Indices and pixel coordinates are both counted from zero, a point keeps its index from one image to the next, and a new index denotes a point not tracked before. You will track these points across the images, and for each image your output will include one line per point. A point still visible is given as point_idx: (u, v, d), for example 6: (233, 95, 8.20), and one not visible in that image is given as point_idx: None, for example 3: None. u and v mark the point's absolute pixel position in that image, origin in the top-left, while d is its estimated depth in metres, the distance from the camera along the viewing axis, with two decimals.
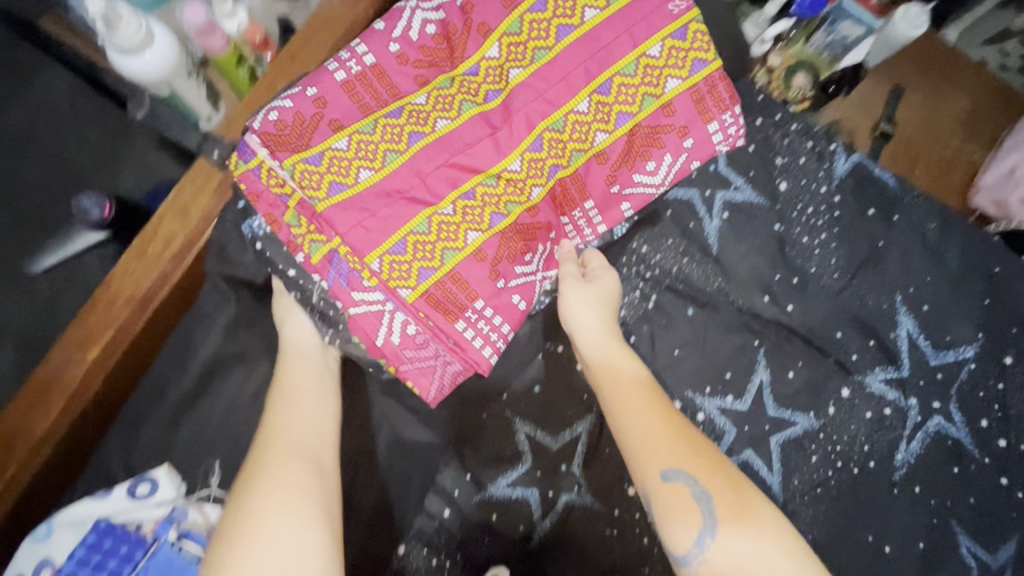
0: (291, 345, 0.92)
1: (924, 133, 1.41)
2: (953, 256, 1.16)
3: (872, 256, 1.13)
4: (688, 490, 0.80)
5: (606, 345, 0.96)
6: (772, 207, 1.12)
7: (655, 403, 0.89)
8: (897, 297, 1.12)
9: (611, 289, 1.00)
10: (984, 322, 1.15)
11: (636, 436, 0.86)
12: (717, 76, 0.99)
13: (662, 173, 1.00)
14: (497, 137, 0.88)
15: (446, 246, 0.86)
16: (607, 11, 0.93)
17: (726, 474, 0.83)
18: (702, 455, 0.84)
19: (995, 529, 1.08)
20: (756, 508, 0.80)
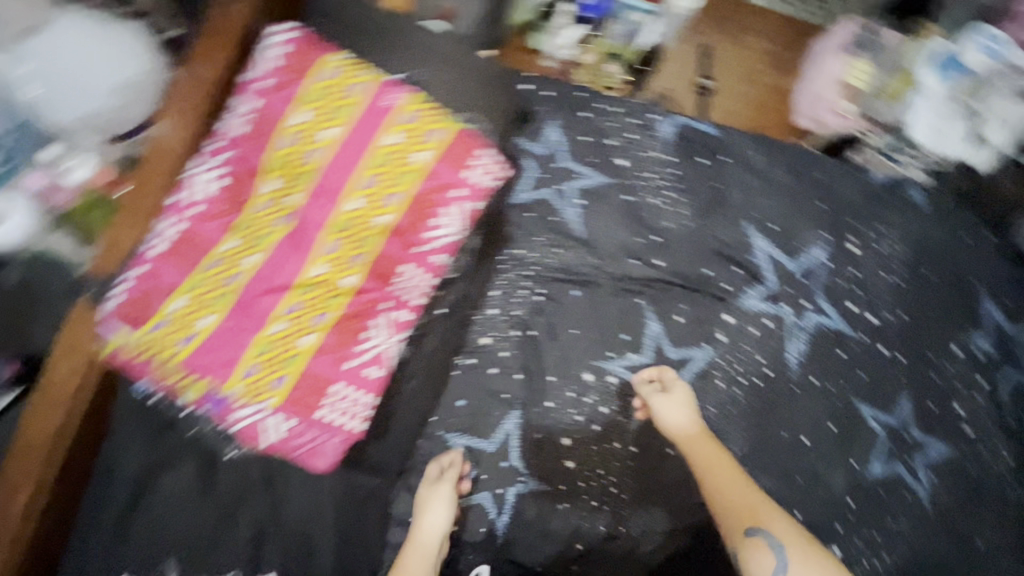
0: (417, 534, 1.01)
1: (736, 79, 1.60)
2: (783, 176, 1.33)
3: (715, 197, 1.29)
4: (765, 542, 0.96)
5: (697, 438, 1.10)
6: (617, 181, 1.26)
7: (735, 475, 1.06)
8: (746, 225, 1.28)
9: (688, 395, 1.15)
10: (825, 222, 1.32)
11: (722, 499, 1.02)
12: (456, 133, 0.95)
13: (456, 221, 0.96)
14: (299, 251, 0.90)
15: (286, 355, 0.89)
16: (353, 113, 0.93)
17: (798, 531, 0.98)
18: (781, 519, 0.99)
19: (886, 391, 1.25)
20: (825, 558, 0.95)
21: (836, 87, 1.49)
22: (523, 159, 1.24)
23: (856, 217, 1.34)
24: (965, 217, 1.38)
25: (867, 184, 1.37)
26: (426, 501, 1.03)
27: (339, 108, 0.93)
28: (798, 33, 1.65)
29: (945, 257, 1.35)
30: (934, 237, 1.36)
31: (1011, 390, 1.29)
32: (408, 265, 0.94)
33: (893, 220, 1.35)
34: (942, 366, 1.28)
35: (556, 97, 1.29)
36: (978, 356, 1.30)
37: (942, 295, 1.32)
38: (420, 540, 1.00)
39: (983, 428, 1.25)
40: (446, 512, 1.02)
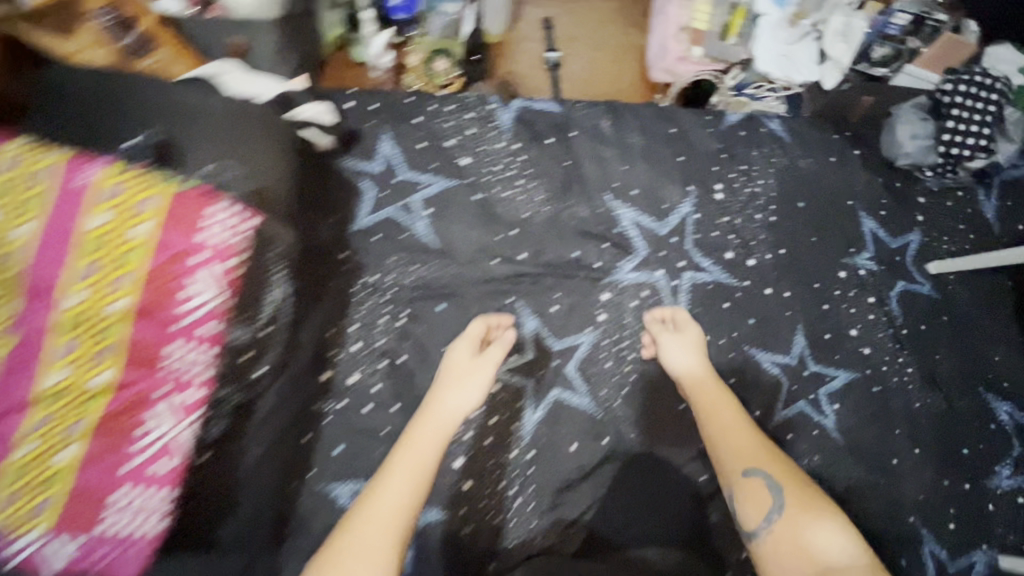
0: (425, 414, 0.95)
1: (585, 48, 1.55)
2: (636, 137, 1.29)
3: (570, 175, 1.24)
4: (763, 485, 0.90)
5: (703, 376, 1.08)
6: (464, 183, 1.21)
7: (741, 418, 1.01)
8: (608, 197, 1.24)
9: (700, 335, 1.13)
10: (688, 175, 1.27)
11: (721, 437, 0.98)
12: (177, 195, 0.83)
13: (211, 285, 0.84)
14: (24, 365, 0.74)
15: (40, 482, 0.73)
16: (52, 195, 0.78)
17: (799, 482, 0.91)
18: (786, 469, 0.92)
19: (779, 333, 1.22)
20: (831, 510, 0.88)
21: (685, 34, 1.46)
22: (361, 180, 1.18)
23: (717, 165, 1.30)
24: (825, 139, 1.37)
25: (724, 127, 1.34)
26: (465, 375, 1.02)
27: (36, 192, 0.78)
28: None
29: (812, 184, 1.34)
30: (798, 167, 1.34)
31: (899, 300, 1.30)
32: (172, 345, 0.81)
33: (755, 158, 1.33)
34: (828, 294, 1.27)
35: (384, 110, 1.23)
36: (861, 275, 1.30)
37: (816, 223, 1.32)
38: (442, 414, 0.96)
39: (879, 345, 1.25)
40: (474, 395, 0.99)
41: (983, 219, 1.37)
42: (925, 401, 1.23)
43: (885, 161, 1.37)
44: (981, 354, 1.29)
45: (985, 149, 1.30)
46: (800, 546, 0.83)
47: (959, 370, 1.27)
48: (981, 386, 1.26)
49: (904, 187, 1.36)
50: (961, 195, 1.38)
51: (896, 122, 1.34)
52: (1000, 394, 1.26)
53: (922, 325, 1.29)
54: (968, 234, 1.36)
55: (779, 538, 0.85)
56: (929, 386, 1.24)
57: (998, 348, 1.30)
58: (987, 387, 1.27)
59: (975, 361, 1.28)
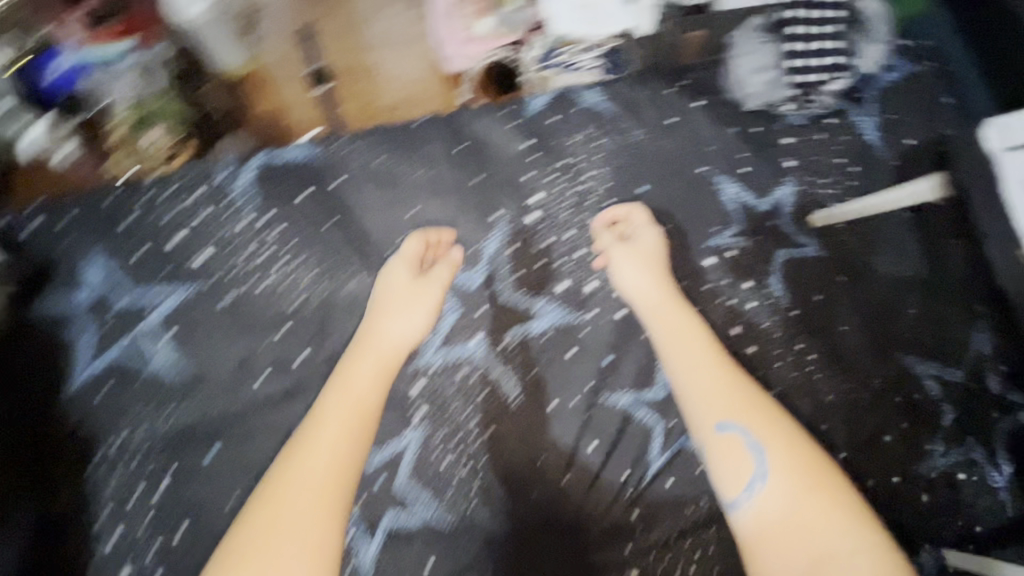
0: (365, 342, 0.89)
1: (356, 52, 1.23)
2: (417, 165, 1.02)
3: (339, 239, 0.97)
4: (744, 443, 0.80)
5: (669, 312, 0.94)
6: (206, 286, 0.94)
7: (712, 355, 0.89)
8: (396, 253, 0.98)
9: (654, 244, 1.00)
10: (490, 199, 1.02)
11: (698, 378, 0.86)
12: None
13: None
14: None
15: None
16: None
17: (783, 428, 0.81)
18: (772, 414, 0.83)
19: (646, 361, 0.99)
20: (819, 462, 0.79)
21: (469, 13, 1.18)
22: (71, 325, 0.92)
23: (526, 173, 1.04)
24: (655, 100, 1.11)
25: (527, 120, 1.07)
26: (397, 306, 0.91)
27: None
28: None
29: (651, 160, 1.08)
30: (630, 143, 1.08)
31: (779, 275, 1.07)
32: None
33: (574, 147, 1.07)
34: (694, 293, 1.04)
35: (81, 219, 0.95)
36: (729, 257, 1.06)
37: (664, 208, 1.07)
38: (377, 355, 0.87)
39: (765, 338, 1.03)
40: (421, 320, 0.91)
41: (865, 143, 1.13)
42: (832, 392, 1.01)
43: (734, 107, 1.10)
44: (891, 310, 1.06)
45: (831, 69, 1.09)
46: (794, 518, 0.74)
47: (868, 339, 1.05)
48: (895, 350, 1.04)
49: (764, 131, 1.11)
50: (836, 121, 1.12)
51: (732, 57, 1.10)
52: (920, 353, 1.04)
53: (814, 295, 1.06)
54: (851, 166, 1.12)
55: (766, 502, 0.76)
56: (834, 370, 1.02)
57: (910, 295, 1.07)
58: (904, 349, 1.05)
59: (885, 321, 1.06)
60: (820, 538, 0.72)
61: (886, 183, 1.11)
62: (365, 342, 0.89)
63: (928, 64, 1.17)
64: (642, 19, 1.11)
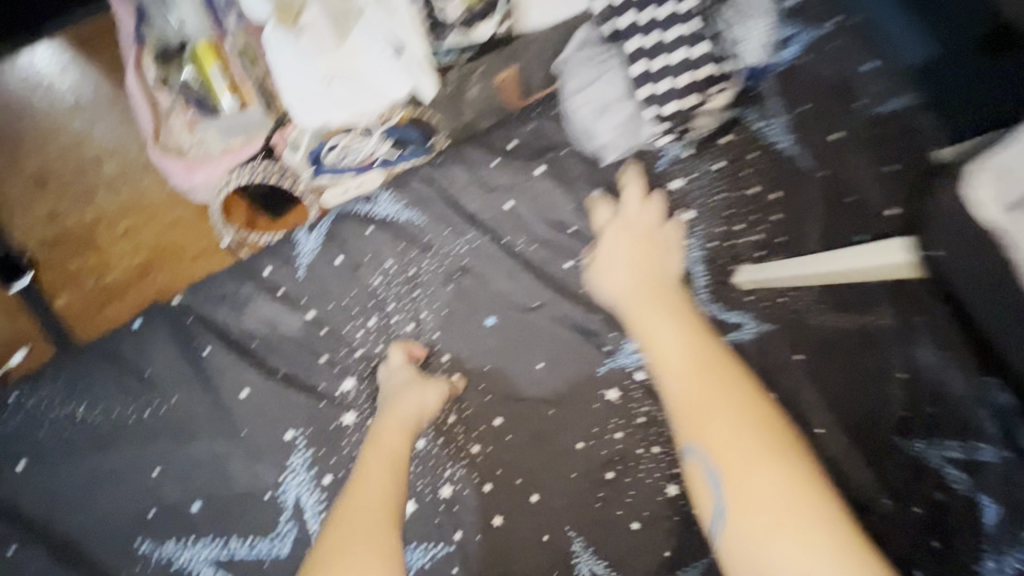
0: (387, 419, 0.66)
1: (70, 218, 0.89)
2: (151, 401, 0.68)
3: (52, 557, 0.63)
4: (702, 476, 0.54)
5: (638, 289, 0.68)
6: None
7: (690, 340, 0.61)
8: (145, 545, 0.65)
9: (638, 233, 0.73)
10: (273, 415, 0.68)
11: (663, 369, 0.60)
12: None
13: None
14: None
15: None
16: None
17: (758, 447, 0.53)
18: (746, 421, 0.54)
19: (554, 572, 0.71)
20: (805, 491, 0.51)
21: (178, 125, 0.81)
22: None
23: (319, 356, 0.71)
24: (480, 187, 0.78)
25: (304, 273, 0.73)
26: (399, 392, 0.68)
27: None
28: (117, 74, 0.95)
29: (495, 277, 0.76)
30: (461, 262, 0.76)
31: None
32: None
33: (382, 294, 0.74)
34: (603, 449, 0.74)
35: None
36: (641, 381, 0.74)
37: (531, 341, 0.75)
38: (403, 422, 0.66)
39: None
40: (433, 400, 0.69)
41: (778, 155, 0.81)
42: None
43: (588, 165, 0.79)
44: (872, 382, 0.76)
45: (707, 81, 0.74)
46: None
47: (851, 433, 0.75)
48: (892, 435, 0.75)
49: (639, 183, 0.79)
50: (731, 139, 0.81)
51: (566, 98, 0.80)
52: (931, 433, 0.74)
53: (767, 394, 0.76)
54: (769, 195, 0.80)
55: (727, 554, 0.51)
56: None
57: (893, 353, 0.76)
58: (906, 433, 0.74)
59: (869, 399, 0.76)
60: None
61: (823, 203, 0.80)
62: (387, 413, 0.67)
63: (835, 18, 0.84)
64: (417, 76, 0.74)
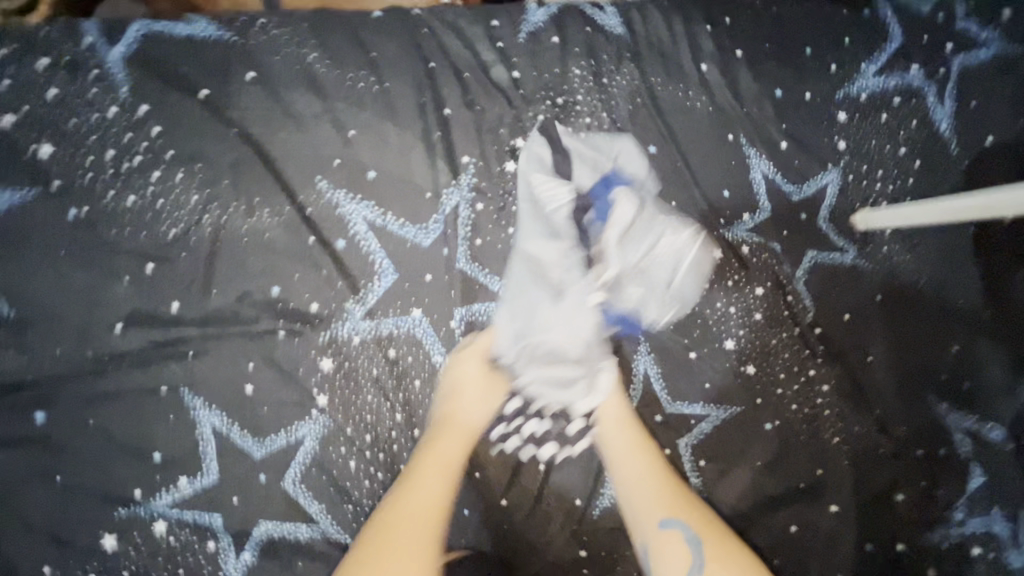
0: (450, 422, 0.72)
1: None
2: (365, 76, 0.77)
3: (247, 155, 0.73)
4: (681, 539, 0.67)
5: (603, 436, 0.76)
6: (51, 190, 0.69)
7: (650, 462, 0.73)
8: (319, 182, 0.74)
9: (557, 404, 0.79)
10: (456, 136, 0.78)
11: (625, 484, 0.72)
12: None
13: None
14: None
15: None
16: None
17: (702, 513, 0.69)
18: (676, 498, 0.70)
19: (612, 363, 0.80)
20: (715, 524, 0.68)
21: None
22: None
23: (510, 107, 0.80)
24: (689, 38, 0.86)
25: (524, 37, 0.82)
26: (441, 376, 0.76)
27: None
28: None
29: (670, 115, 0.84)
30: (644, 90, 0.84)
31: (805, 281, 0.85)
32: None
33: (575, 84, 0.82)
34: (692, 290, 0.83)
35: None
36: (743, 254, 0.84)
37: (674, 181, 0.83)
38: (461, 429, 0.72)
39: (772, 359, 0.83)
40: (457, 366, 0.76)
41: (935, 132, 0.90)
42: (843, 430, 0.82)
43: (781, 65, 0.88)
44: (928, 345, 0.86)
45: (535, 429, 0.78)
46: (730, 548, 0.65)
47: (896, 373, 0.85)
48: (926, 392, 0.85)
49: (816, 100, 0.88)
50: (903, 101, 0.90)
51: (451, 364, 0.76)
52: (956, 400, 0.85)
53: (842, 313, 0.86)
54: (911, 161, 0.89)
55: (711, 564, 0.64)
56: (851, 406, 0.83)
57: (956, 329, 0.87)
58: (937, 393, 0.85)
59: (921, 355, 0.86)
60: (711, 534, 0.67)
61: (953, 186, 0.90)
62: (448, 405, 0.73)
63: None
64: None
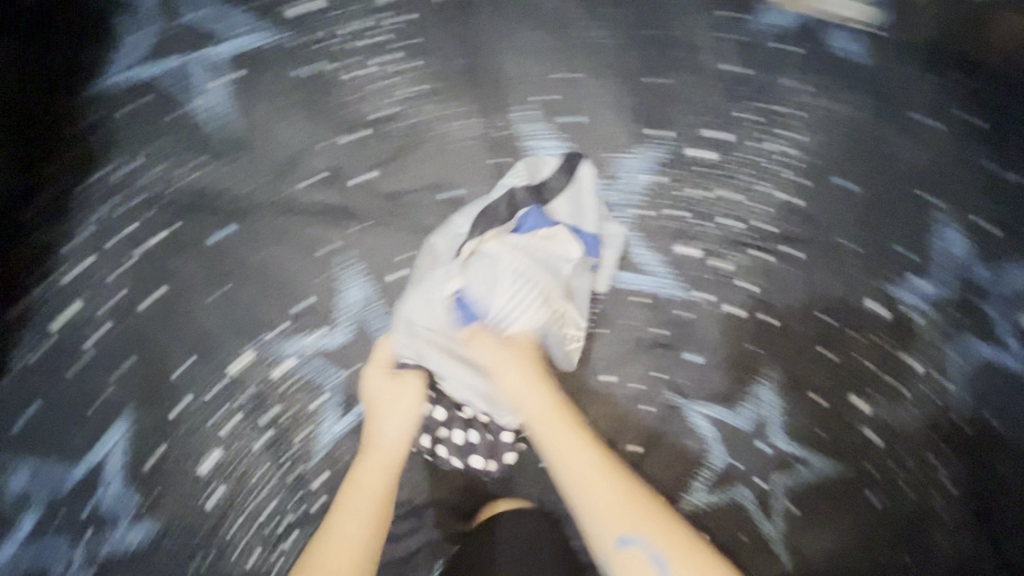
0: (382, 448, 0.67)
1: None
2: (593, 29, 0.80)
3: (465, 66, 0.77)
4: (647, 561, 0.52)
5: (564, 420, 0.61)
6: (299, 43, 0.76)
7: (596, 460, 0.58)
8: (518, 109, 0.77)
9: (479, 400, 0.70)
10: (657, 107, 0.78)
11: (572, 474, 0.57)
12: None
13: None
14: None
15: None
16: None
17: (664, 522, 0.54)
18: (632, 505, 0.55)
19: (733, 378, 0.76)
20: (690, 547, 0.53)
21: None
22: (147, 23, 0.77)
23: (718, 98, 0.79)
24: (922, 86, 0.82)
25: (754, 36, 0.81)
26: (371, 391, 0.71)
27: None
28: None
29: (874, 155, 0.81)
30: (854, 123, 0.81)
31: (983, 364, 0.75)
32: None
33: (788, 95, 0.80)
34: (843, 335, 0.76)
35: None
36: (914, 316, 0.76)
37: (857, 221, 0.79)
38: (387, 447, 0.67)
39: (914, 434, 0.73)
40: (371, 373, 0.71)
41: None
42: (983, 543, 0.69)
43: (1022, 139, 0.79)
44: None
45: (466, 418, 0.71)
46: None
47: None
48: None
49: None
50: None
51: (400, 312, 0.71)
52: None
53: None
54: None
55: None
56: (1002, 520, 0.70)
57: None
58: None
59: None
60: (675, 554, 0.52)
61: None
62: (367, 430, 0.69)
63: None
64: None
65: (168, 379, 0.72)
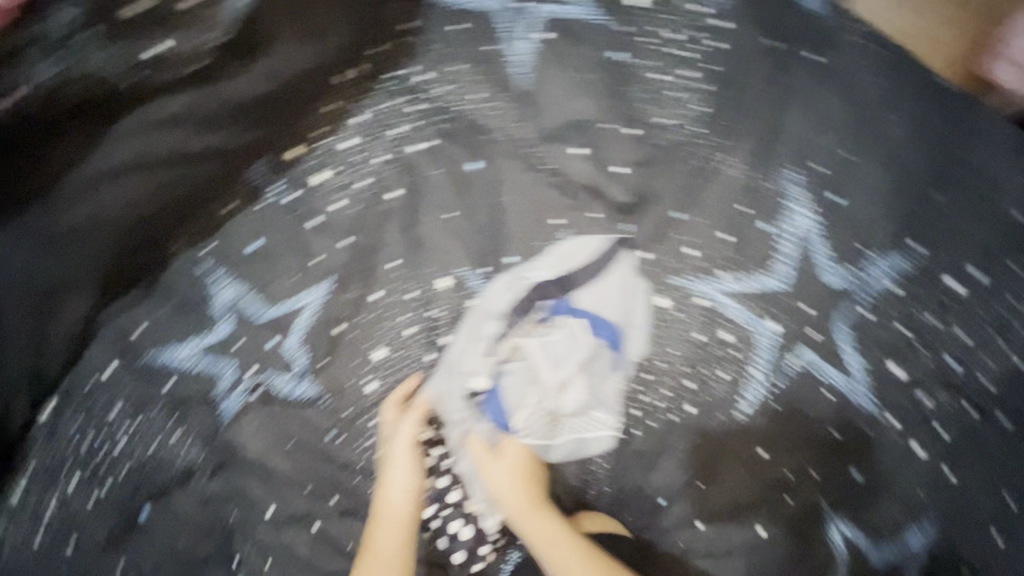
0: (384, 507, 0.73)
1: None
2: (906, 121, 0.75)
3: (759, 107, 0.76)
4: None
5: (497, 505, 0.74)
6: (616, 29, 0.78)
7: (559, 542, 0.70)
8: (792, 168, 0.76)
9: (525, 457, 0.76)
10: (938, 224, 0.72)
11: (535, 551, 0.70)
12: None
13: None
14: None
15: None
16: None
17: None
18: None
19: (894, 522, 0.70)
20: None
21: None
22: None
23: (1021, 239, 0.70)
24: None
25: None
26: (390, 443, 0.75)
27: None
28: None
29: None
30: None
31: None
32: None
33: None
34: None
35: None
36: None
37: None
38: (400, 497, 0.73)
39: None
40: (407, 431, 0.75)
41: None
42: None
43: None
44: None
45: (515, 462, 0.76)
46: None
47: None
48: None
49: None
50: None
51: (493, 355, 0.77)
52: None
53: None
54: None
55: None
56: None
57: None
58: None
59: None
60: None
61: None
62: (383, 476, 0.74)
63: None
64: None
65: (379, 268, 0.77)
